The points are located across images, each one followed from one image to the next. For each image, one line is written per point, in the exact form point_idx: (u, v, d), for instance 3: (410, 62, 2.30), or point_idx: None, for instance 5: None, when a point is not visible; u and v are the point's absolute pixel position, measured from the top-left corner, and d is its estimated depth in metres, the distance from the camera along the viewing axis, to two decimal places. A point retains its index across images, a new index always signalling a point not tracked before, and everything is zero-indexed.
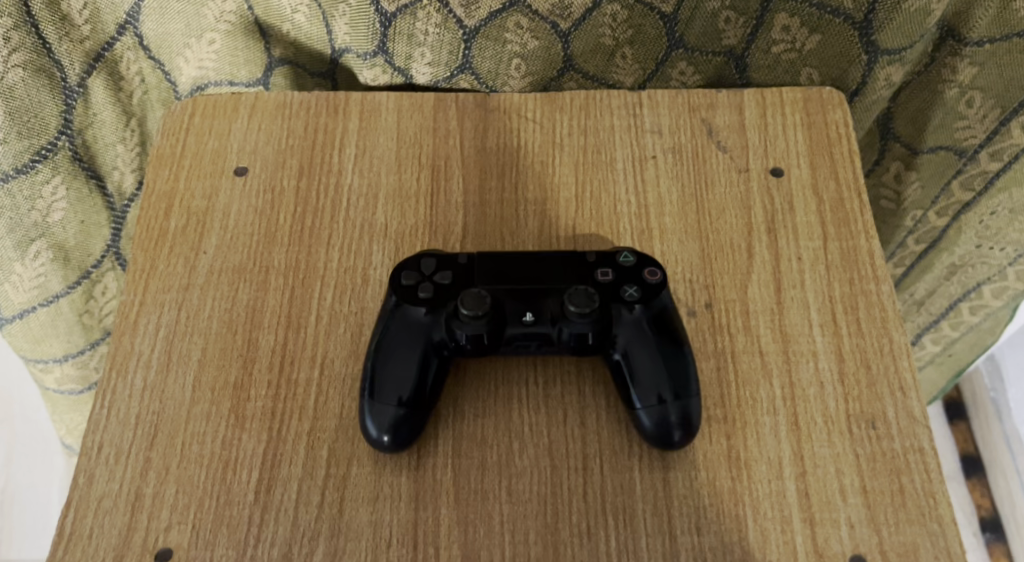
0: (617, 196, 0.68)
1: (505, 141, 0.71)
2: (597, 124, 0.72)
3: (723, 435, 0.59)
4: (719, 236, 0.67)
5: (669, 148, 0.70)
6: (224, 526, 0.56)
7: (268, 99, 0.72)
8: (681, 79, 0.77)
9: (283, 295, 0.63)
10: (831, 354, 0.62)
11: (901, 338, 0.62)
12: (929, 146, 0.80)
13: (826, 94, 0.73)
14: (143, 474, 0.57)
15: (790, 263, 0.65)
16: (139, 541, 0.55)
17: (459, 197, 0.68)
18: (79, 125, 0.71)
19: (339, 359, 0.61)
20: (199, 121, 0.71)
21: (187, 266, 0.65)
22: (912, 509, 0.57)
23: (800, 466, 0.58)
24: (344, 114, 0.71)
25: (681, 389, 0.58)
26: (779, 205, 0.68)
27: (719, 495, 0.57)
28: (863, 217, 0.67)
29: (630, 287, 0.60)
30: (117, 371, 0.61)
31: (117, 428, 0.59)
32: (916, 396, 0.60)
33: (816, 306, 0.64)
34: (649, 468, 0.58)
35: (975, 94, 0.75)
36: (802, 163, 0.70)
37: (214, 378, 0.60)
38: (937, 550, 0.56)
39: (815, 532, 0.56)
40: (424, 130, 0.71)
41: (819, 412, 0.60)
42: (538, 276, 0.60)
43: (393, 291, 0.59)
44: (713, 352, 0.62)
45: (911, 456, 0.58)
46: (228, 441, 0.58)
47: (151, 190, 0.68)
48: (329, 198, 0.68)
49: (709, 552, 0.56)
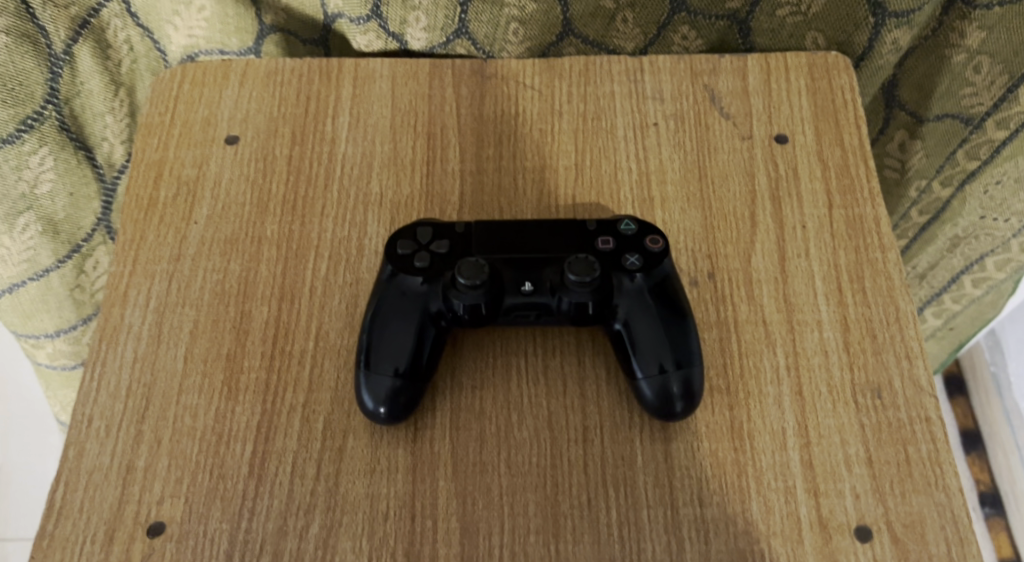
0: (618, 163, 0.67)
1: (502, 108, 0.69)
2: (596, 91, 0.70)
3: (725, 406, 0.58)
4: (722, 204, 0.65)
5: (671, 115, 0.69)
6: (218, 499, 0.55)
7: (259, 66, 0.70)
8: (683, 44, 0.75)
9: (276, 266, 0.62)
10: (837, 323, 0.61)
11: (907, 306, 0.61)
12: (935, 113, 0.78)
13: (831, 59, 0.71)
14: (135, 447, 0.56)
15: (795, 232, 0.64)
16: (131, 515, 0.54)
17: (456, 165, 0.67)
18: (66, 94, 0.69)
19: (335, 331, 0.60)
20: (188, 89, 0.69)
21: (177, 237, 0.63)
22: (918, 479, 0.56)
23: (804, 436, 0.57)
24: (337, 80, 0.70)
25: (683, 358, 0.56)
26: (783, 172, 0.66)
27: (721, 466, 0.56)
28: (869, 184, 0.66)
29: (631, 256, 0.58)
30: (107, 342, 0.59)
31: (107, 400, 0.58)
32: (922, 364, 0.59)
33: (821, 274, 0.62)
34: (651, 439, 0.57)
35: (983, 59, 0.74)
36: (807, 129, 0.68)
37: (207, 349, 0.59)
38: (943, 520, 0.55)
39: (820, 503, 0.55)
40: (419, 98, 0.69)
41: (823, 382, 0.59)
42: (537, 245, 0.59)
43: (388, 260, 0.58)
44: (716, 322, 0.61)
45: (917, 426, 0.57)
46: (222, 414, 0.57)
47: (140, 159, 0.66)
48: (323, 166, 0.66)
49: (712, 523, 0.55)
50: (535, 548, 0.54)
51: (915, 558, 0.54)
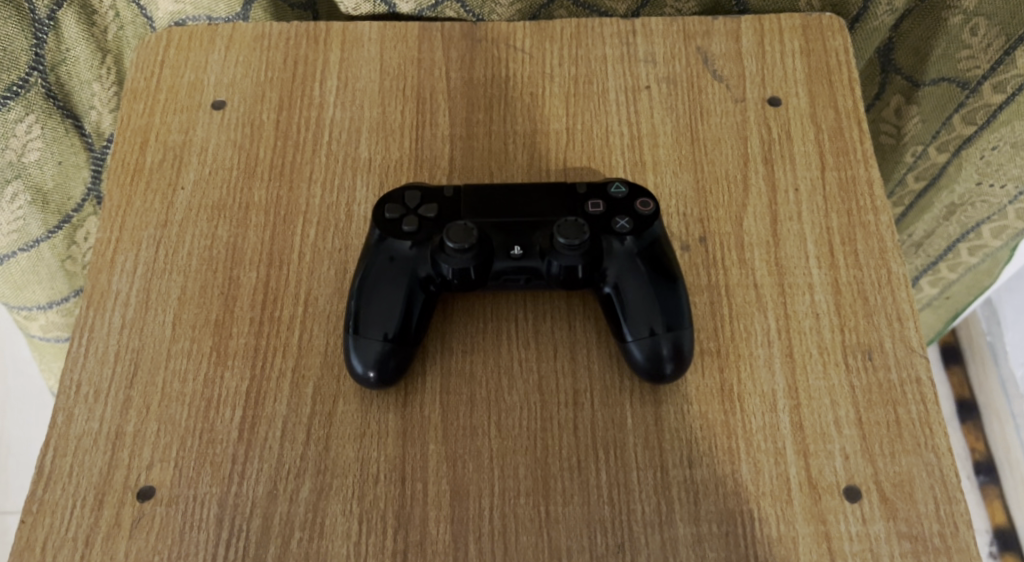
0: (609, 126, 0.66)
1: (492, 71, 0.68)
2: (588, 54, 0.69)
3: (716, 369, 0.58)
4: (714, 168, 0.65)
5: (663, 78, 0.68)
6: (208, 464, 0.55)
7: (246, 30, 0.70)
8: (675, 6, 0.74)
9: (264, 233, 0.62)
10: (828, 285, 0.60)
11: (899, 269, 0.61)
12: (931, 77, 0.77)
13: (826, 20, 0.70)
14: (124, 413, 0.56)
15: (787, 195, 0.64)
16: (120, 479, 0.55)
17: (445, 130, 0.66)
18: (52, 61, 0.69)
19: (324, 296, 0.60)
20: (174, 53, 0.69)
21: (164, 203, 0.63)
22: (907, 439, 0.56)
23: (794, 398, 0.57)
24: (325, 45, 0.69)
25: (673, 321, 0.56)
26: (776, 135, 0.66)
27: (711, 428, 0.56)
28: (862, 146, 0.65)
29: (622, 219, 0.58)
30: (94, 308, 0.59)
31: (95, 366, 0.57)
32: (913, 326, 0.59)
33: (813, 237, 0.62)
34: (641, 401, 0.57)
35: (980, 21, 0.73)
36: (801, 92, 0.68)
37: (195, 315, 0.59)
38: (932, 480, 0.55)
39: (809, 464, 0.55)
40: (408, 62, 0.69)
41: (814, 344, 0.59)
42: (527, 208, 0.59)
43: (376, 224, 0.58)
44: (707, 286, 0.61)
45: (907, 387, 0.57)
46: (211, 379, 0.57)
47: (126, 125, 0.66)
48: (310, 131, 0.66)
49: (702, 485, 0.55)
50: (525, 510, 0.54)
51: (903, 517, 0.54)
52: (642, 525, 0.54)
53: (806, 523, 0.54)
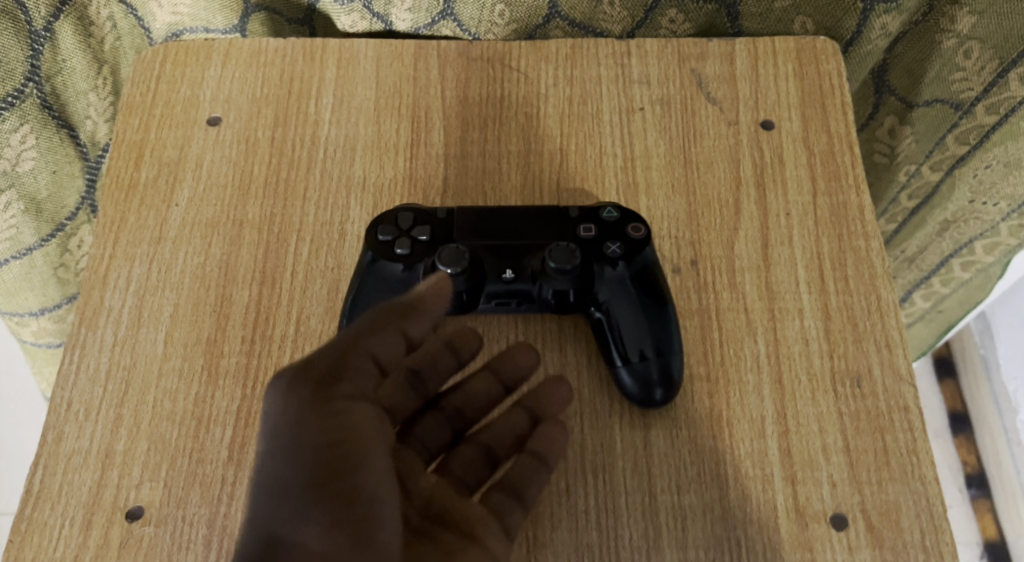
0: (604, 148, 0.67)
1: (488, 91, 0.69)
2: (583, 74, 0.70)
3: (705, 394, 0.58)
4: (707, 191, 0.65)
5: (657, 100, 0.69)
6: (196, 484, 0.55)
7: (242, 46, 0.70)
8: (670, 28, 0.74)
9: (257, 250, 0.62)
10: (818, 311, 0.61)
11: (889, 295, 0.61)
12: (924, 98, 0.78)
13: (820, 44, 0.71)
14: (114, 432, 0.56)
15: (779, 219, 0.64)
16: (109, 499, 0.55)
17: (440, 149, 0.66)
18: (47, 72, 0.69)
19: (317, 316, 0.60)
20: (170, 68, 0.69)
21: (158, 219, 0.63)
22: (894, 468, 0.56)
23: (783, 424, 0.57)
24: (321, 62, 0.69)
25: (662, 346, 0.57)
26: (769, 159, 0.66)
27: (699, 453, 0.57)
28: (854, 171, 0.66)
29: (613, 244, 0.58)
30: (86, 325, 0.59)
31: (86, 384, 0.58)
32: (902, 352, 0.59)
33: (804, 263, 0.62)
34: (630, 426, 0.57)
35: (973, 44, 0.73)
36: (794, 116, 0.68)
37: (187, 333, 0.59)
38: (918, 509, 0.55)
39: (797, 491, 0.55)
40: (404, 80, 0.69)
41: (803, 370, 0.59)
42: (519, 232, 0.59)
43: (368, 246, 0.58)
44: (698, 310, 0.61)
45: (895, 415, 0.57)
46: (201, 398, 0.57)
47: (121, 140, 0.66)
48: (305, 149, 0.66)
49: (690, 511, 0.55)
50: (520, 520, 0.54)
51: (889, 546, 0.54)
52: (630, 550, 0.54)
53: (793, 551, 0.54)
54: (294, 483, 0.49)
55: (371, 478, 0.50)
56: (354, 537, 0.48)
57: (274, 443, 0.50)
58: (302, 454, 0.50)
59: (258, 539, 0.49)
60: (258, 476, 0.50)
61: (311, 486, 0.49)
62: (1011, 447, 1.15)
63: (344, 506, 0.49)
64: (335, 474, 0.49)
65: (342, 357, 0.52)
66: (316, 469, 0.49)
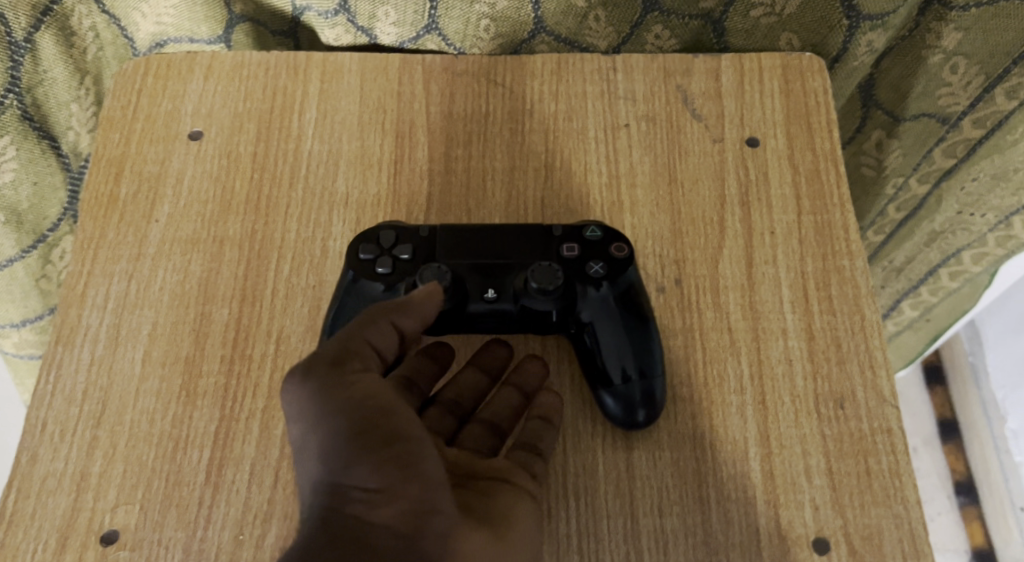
0: (589, 164, 0.67)
1: (473, 105, 0.68)
2: (569, 90, 0.69)
3: (688, 415, 0.58)
4: (692, 209, 0.65)
5: (643, 116, 0.68)
6: (172, 507, 0.54)
7: (225, 60, 0.69)
8: (656, 43, 0.74)
9: (237, 268, 0.61)
10: (802, 331, 0.60)
11: (873, 315, 0.61)
12: (911, 113, 0.78)
13: (806, 60, 0.70)
14: (89, 453, 0.56)
15: (763, 238, 0.64)
16: (83, 523, 0.54)
17: (424, 164, 0.66)
18: (28, 82, 0.68)
19: (297, 335, 0.59)
20: (152, 82, 0.68)
21: (138, 235, 0.63)
22: (877, 491, 0.56)
23: (766, 446, 0.57)
24: (305, 75, 0.69)
25: (645, 367, 0.56)
26: (754, 177, 0.66)
27: (682, 476, 0.56)
28: (839, 190, 0.65)
29: (596, 263, 0.58)
30: (63, 344, 0.59)
31: (62, 404, 0.57)
32: (885, 373, 0.59)
33: (788, 282, 0.62)
34: (613, 448, 0.57)
35: (960, 60, 0.73)
36: (779, 133, 0.68)
37: (166, 352, 0.59)
38: (901, 533, 0.55)
39: (779, 514, 0.55)
40: (389, 94, 0.69)
41: (786, 392, 0.59)
42: (502, 251, 0.59)
43: (349, 264, 0.57)
44: (681, 329, 0.61)
45: (878, 437, 0.57)
46: (179, 419, 0.57)
47: (101, 155, 0.66)
48: (288, 164, 0.65)
49: (672, 535, 0.55)
50: None
51: None
52: None
53: None
54: (335, 442, 0.49)
55: (403, 421, 0.49)
56: (403, 469, 0.48)
57: (306, 414, 0.50)
58: (334, 417, 0.49)
59: (317, 497, 0.48)
60: (302, 451, 0.50)
61: (349, 440, 0.48)
62: (998, 452, 1.15)
63: (385, 445, 0.48)
64: (368, 425, 0.49)
65: (343, 352, 0.52)
66: (343, 428, 0.49)
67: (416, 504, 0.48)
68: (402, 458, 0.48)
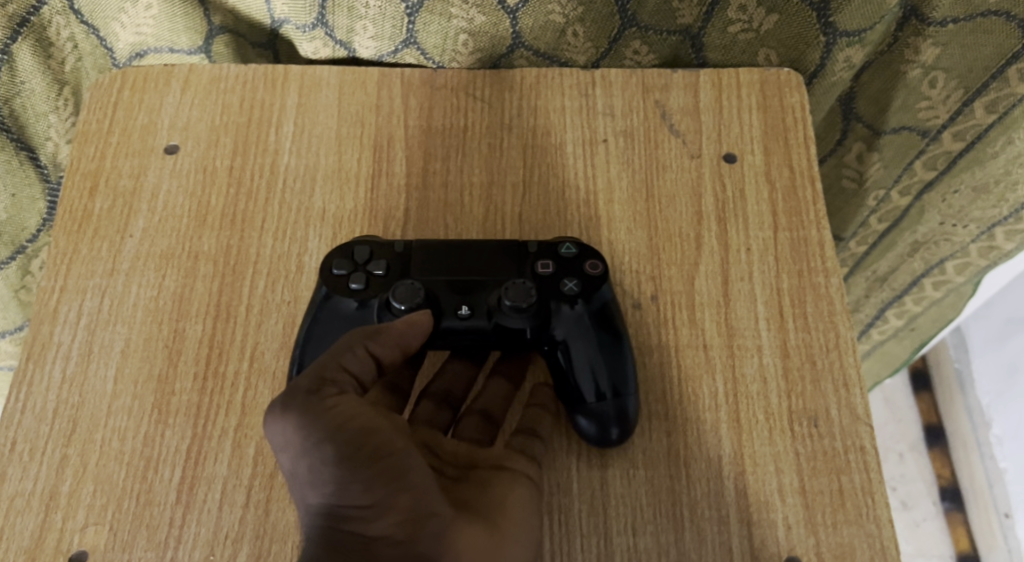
0: (567, 180, 0.67)
1: (451, 119, 0.68)
2: (547, 105, 0.69)
3: (663, 433, 0.58)
4: (668, 226, 0.65)
5: (621, 132, 0.68)
6: (143, 527, 0.54)
7: (202, 72, 0.69)
8: (635, 59, 0.74)
9: (212, 284, 0.61)
10: (777, 348, 0.61)
11: (848, 332, 0.61)
12: (891, 126, 0.78)
13: (783, 76, 0.70)
14: (59, 472, 0.55)
15: (739, 254, 0.64)
16: (52, 543, 0.54)
17: (401, 179, 0.66)
18: (5, 94, 0.68)
19: (271, 351, 0.59)
20: (128, 95, 0.68)
21: (112, 250, 0.62)
22: (850, 510, 0.56)
23: (739, 465, 0.57)
24: (283, 89, 0.69)
25: (618, 386, 0.57)
26: (730, 193, 0.66)
27: (656, 495, 0.56)
28: (815, 206, 0.65)
29: (570, 281, 0.58)
30: (34, 362, 0.58)
31: (33, 422, 0.57)
32: (859, 391, 0.59)
33: (763, 298, 0.62)
34: (588, 466, 0.57)
35: (938, 74, 0.73)
36: (756, 148, 0.68)
37: (138, 369, 0.58)
38: (873, 552, 0.55)
39: (752, 533, 0.55)
40: (367, 108, 0.68)
41: (760, 410, 0.59)
42: (477, 268, 0.58)
43: (323, 281, 0.57)
44: (657, 346, 0.61)
45: (851, 456, 0.57)
46: (151, 437, 0.56)
47: (76, 169, 0.65)
48: (264, 178, 0.65)
49: (645, 554, 0.55)
50: None
51: None
52: None
53: None
54: (324, 467, 0.50)
55: (387, 436, 0.51)
56: (394, 481, 0.49)
57: (290, 445, 0.50)
58: (319, 445, 0.50)
59: (318, 519, 0.50)
60: (292, 477, 0.51)
61: (338, 464, 0.50)
62: (983, 461, 1.12)
63: (374, 464, 0.50)
64: (353, 447, 0.50)
65: (319, 380, 0.52)
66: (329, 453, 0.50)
67: (412, 513, 0.49)
68: (390, 472, 0.50)
